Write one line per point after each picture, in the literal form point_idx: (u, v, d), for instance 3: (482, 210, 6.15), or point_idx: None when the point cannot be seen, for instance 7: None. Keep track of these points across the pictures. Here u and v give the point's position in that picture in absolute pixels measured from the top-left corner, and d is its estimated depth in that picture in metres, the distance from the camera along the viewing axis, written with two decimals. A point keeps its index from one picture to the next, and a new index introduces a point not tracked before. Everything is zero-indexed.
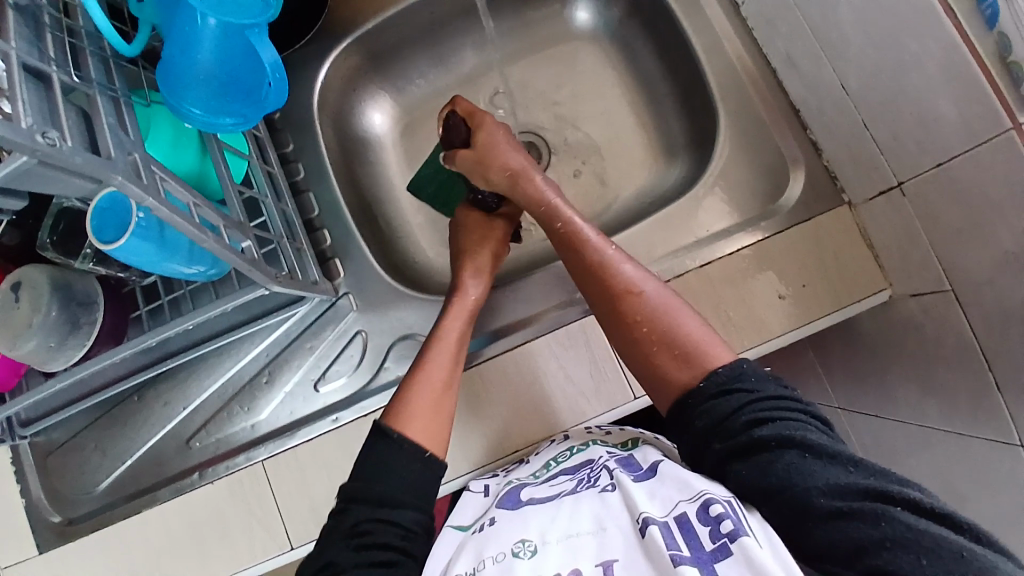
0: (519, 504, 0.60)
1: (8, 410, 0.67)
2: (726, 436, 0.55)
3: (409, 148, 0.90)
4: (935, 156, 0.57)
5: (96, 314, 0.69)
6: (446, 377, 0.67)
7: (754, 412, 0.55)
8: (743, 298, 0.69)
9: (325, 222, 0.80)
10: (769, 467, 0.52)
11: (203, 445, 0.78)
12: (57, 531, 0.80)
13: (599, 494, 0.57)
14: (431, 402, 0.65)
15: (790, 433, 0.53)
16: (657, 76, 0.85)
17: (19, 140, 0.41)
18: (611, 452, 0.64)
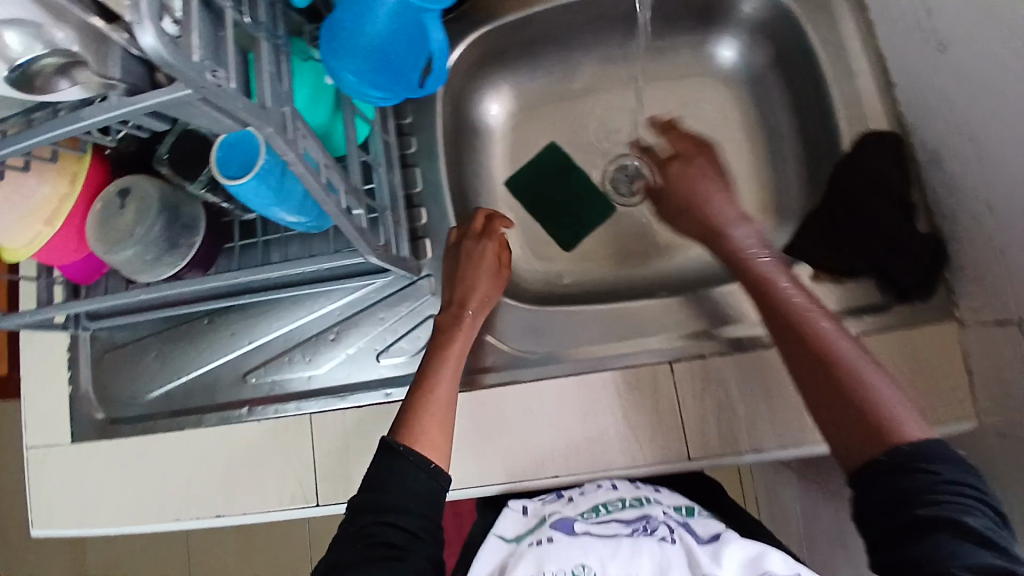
0: (575, 532, 0.60)
1: (91, 305, 0.69)
2: (895, 506, 0.49)
3: (517, 143, 0.89)
4: None
5: (194, 239, 0.70)
6: (444, 400, 0.68)
7: (930, 479, 0.48)
8: None
9: (425, 201, 0.80)
10: (916, 546, 0.47)
11: (258, 382, 0.79)
12: (97, 427, 0.82)
13: (658, 543, 0.57)
14: (429, 424, 0.66)
15: (955, 513, 0.46)
16: (787, 137, 0.82)
17: (189, 72, 0.40)
18: (668, 513, 0.64)
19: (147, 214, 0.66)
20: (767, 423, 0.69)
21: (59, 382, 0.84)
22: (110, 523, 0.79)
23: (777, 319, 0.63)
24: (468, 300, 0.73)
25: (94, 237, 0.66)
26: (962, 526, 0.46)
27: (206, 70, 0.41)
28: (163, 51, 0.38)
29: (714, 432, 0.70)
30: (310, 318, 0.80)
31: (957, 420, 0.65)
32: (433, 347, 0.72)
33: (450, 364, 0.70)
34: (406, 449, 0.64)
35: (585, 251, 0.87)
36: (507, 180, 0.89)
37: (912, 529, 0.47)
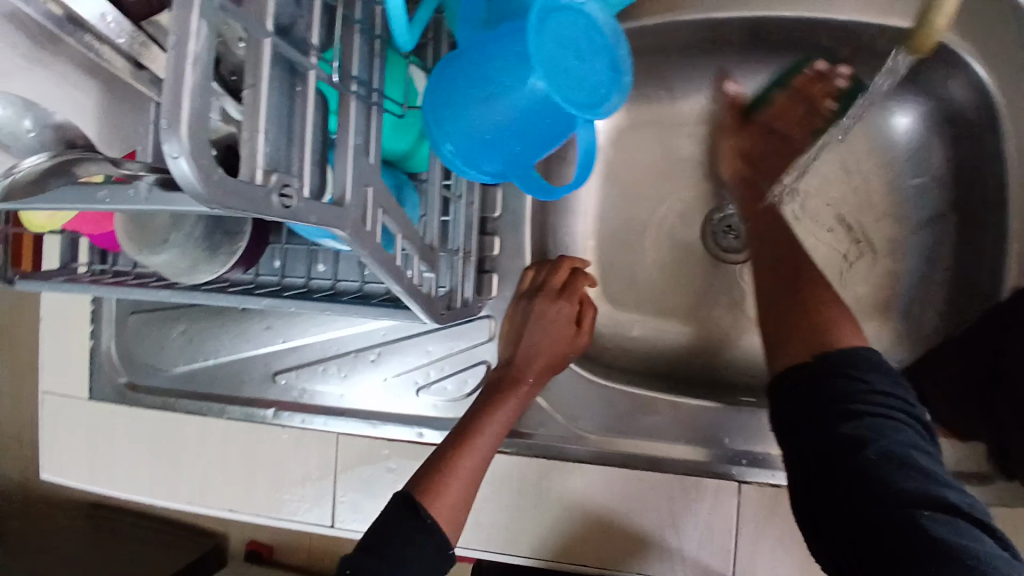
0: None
1: (113, 296, 0.61)
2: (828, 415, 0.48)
3: (619, 164, 0.77)
4: None
5: (238, 243, 0.60)
6: (478, 469, 0.59)
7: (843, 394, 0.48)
8: None
9: (500, 229, 0.69)
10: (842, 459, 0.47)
11: (288, 385, 0.74)
12: (117, 391, 0.78)
13: None
14: (455, 493, 0.57)
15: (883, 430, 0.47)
16: (939, 234, 0.69)
17: (249, 206, 0.28)
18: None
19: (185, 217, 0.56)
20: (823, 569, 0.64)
21: (83, 331, 0.79)
22: (125, 487, 0.79)
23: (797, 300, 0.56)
24: (529, 361, 0.64)
25: (127, 237, 0.57)
26: (879, 445, 0.46)
27: (273, 193, 0.29)
28: (209, 196, 0.26)
29: (764, 563, 0.65)
30: (351, 331, 0.72)
31: None
32: (485, 399, 0.63)
33: (495, 429, 0.61)
34: (434, 523, 0.55)
35: (666, 307, 0.76)
36: (600, 207, 0.77)
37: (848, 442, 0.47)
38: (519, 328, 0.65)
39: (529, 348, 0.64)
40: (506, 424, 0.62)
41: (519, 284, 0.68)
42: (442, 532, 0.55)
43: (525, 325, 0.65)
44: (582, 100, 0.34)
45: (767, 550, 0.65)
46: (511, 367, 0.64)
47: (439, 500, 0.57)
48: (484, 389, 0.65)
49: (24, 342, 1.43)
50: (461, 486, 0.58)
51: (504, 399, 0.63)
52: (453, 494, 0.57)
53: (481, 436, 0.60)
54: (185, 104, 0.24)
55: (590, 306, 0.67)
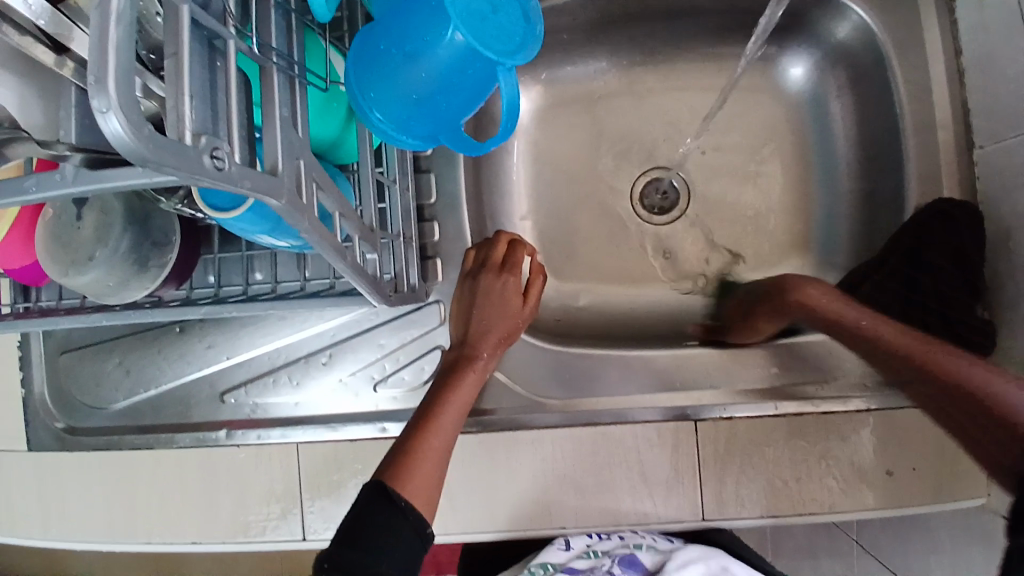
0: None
1: (33, 326, 0.58)
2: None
3: (544, 143, 0.80)
4: None
5: (168, 256, 0.59)
6: (446, 447, 0.58)
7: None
8: (829, 456, 0.67)
9: (438, 213, 0.70)
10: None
11: (239, 403, 0.72)
12: (57, 438, 0.75)
13: None
14: (424, 474, 0.56)
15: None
16: (841, 169, 0.75)
17: (183, 165, 0.28)
18: (615, 556, 0.72)
19: (110, 231, 0.54)
20: (787, 493, 0.67)
21: (12, 379, 0.76)
22: (74, 538, 0.74)
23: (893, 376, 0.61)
24: (480, 338, 0.65)
25: (48, 259, 0.54)
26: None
27: (206, 154, 0.30)
28: (145, 151, 0.26)
29: (731, 499, 0.67)
30: (301, 337, 0.71)
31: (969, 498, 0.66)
32: (444, 376, 0.63)
33: (456, 407, 0.61)
34: (408, 505, 0.53)
35: (606, 273, 0.79)
36: (531, 185, 0.79)
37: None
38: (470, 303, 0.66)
39: (479, 324, 0.65)
40: (467, 402, 0.62)
41: (463, 264, 0.69)
42: (417, 513, 0.54)
43: (475, 304, 0.66)
44: (501, 48, 0.36)
45: (733, 484, 0.67)
46: (466, 343, 0.65)
47: (411, 479, 0.55)
48: (439, 373, 0.64)
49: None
50: (431, 463, 0.57)
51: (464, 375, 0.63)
52: (426, 471, 0.56)
53: (446, 411, 0.60)
54: (112, 59, 0.25)
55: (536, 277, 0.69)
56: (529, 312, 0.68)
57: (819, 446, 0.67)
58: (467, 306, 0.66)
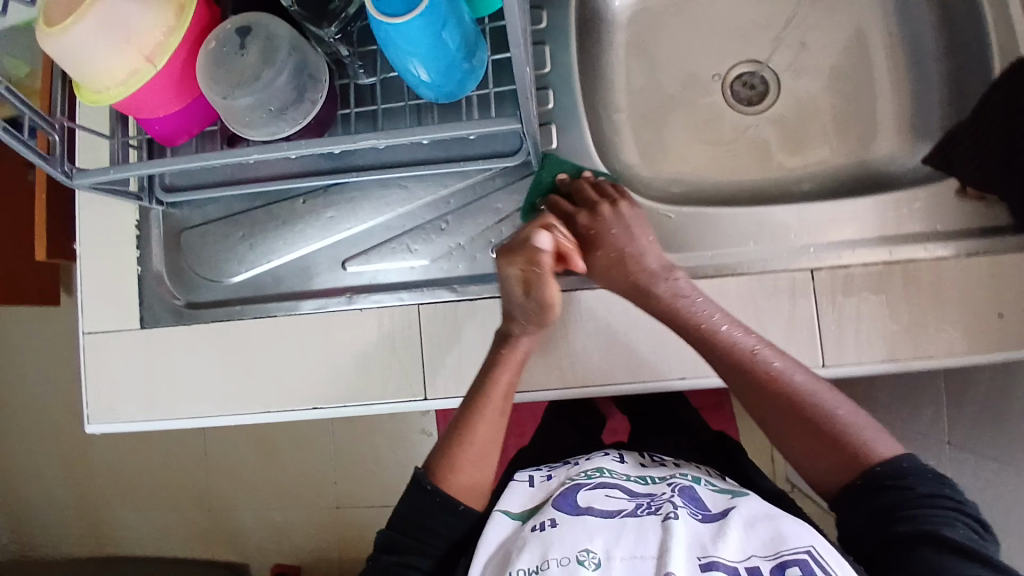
0: (576, 509, 0.58)
1: (196, 163, 0.60)
2: (875, 524, 0.50)
3: (638, 37, 0.84)
4: None
5: (319, 94, 0.63)
6: (488, 436, 0.65)
7: (872, 492, 0.51)
8: (942, 303, 0.66)
9: (551, 83, 0.74)
10: (866, 536, 0.50)
11: (360, 271, 0.74)
12: (175, 312, 0.76)
13: (663, 520, 0.54)
14: (469, 476, 0.63)
15: (934, 527, 0.47)
16: (929, 49, 0.78)
17: None
18: (673, 487, 0.63)
19: (274, 56, 0.59)
20: (906, 339, 0.66)
21: (126, 259, 0.77)
22: (189, 413, 0.74)
23: (732, 369, 0.61)
24: (519, 319, 0.67)
25: (211, 82, 0.58)
26: (940, 538, 0.47)
27: None
28: None
29: (851, 349, 0.67)
30: (418, 205, 0.73)
31: None
32: (491, 357, 0.68)
33: (495, 397, 0.66)
34: (435, 488, 0.61)
35: (700, 158, 0.82)
36: (626, 76, 0.83)
37: (897, 549, 0.48)
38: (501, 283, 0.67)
39: (512, 309, 0.67)
40: (502, 392, 0.66)
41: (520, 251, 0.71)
42: (450, 494, 0.61)
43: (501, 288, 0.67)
44: None
45: (851, 332, 0.67)
46: (506, 325, 0.68)
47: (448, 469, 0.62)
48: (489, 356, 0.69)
49: (63, 339, 1.41)
50: (470, 445, 0.64)
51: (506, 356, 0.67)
52: (467, 450, 0.63)
53: (489, 387, 0.66)
54: None
55: (536, 244, 0.64)
56: (578, 263, 0.69)
57: (936, 294, 0.66)
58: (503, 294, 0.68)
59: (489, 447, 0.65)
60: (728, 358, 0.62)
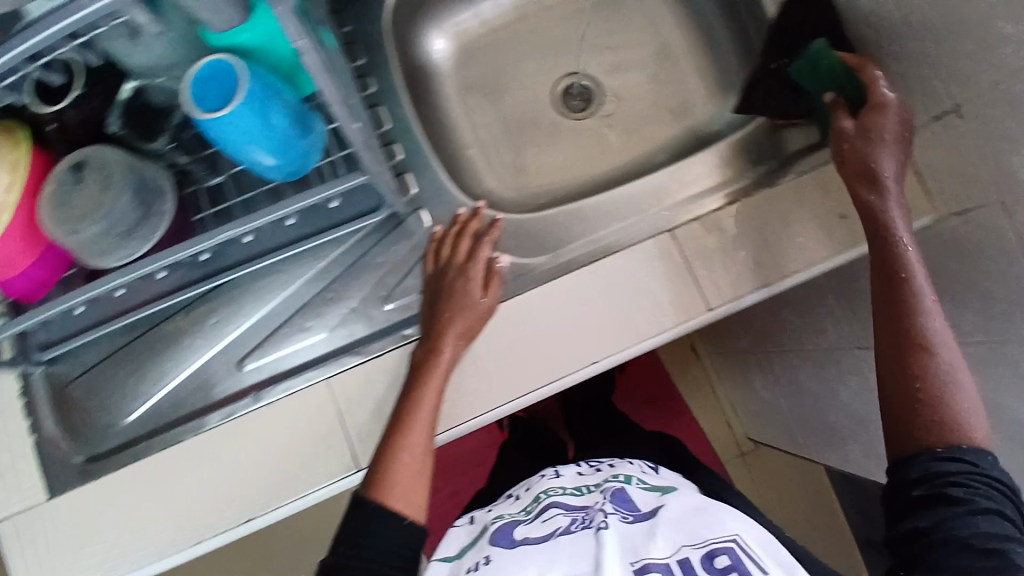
0: (515, 542, 0.64)
1: (66, 304, 0.60)
2: (908, 484, 0.55)
3: (466, 76, 0.90)
4: (999, 75, 0.60)
5: (166, 206, 0.63)
6: (426, 442, 0.65)
7: (916, 458, 0.55)
8: (792, 223, 0.74)
9: (396, 137, 0.79)
10: (899, 492, 0.56)
11: (259, 367, 0.72)
12: (79, 470, 0.71)
13: (593, 533, 0.60)
14: (409, 487, 0.63)
15: (979, 497, 0.52)
16: (712, 20, 0.89)
17: None
18: (605, 494, 0.69)
19: (113, 183, 0.60)
20: (772, 262, 0.73)
21: (15, 432, 0.72)
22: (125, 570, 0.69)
23: (903, 364, 0.58)
24: (454, 328, 0.69)
25: (49, 219, 0.58)
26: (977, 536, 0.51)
27: None
28: None
29: (729, 285, 0.73)
30: (298, 284, 0.74)
31: (920, 217, 0.74)
32: (417, 367, 0.69)
33: (427, 404, 0.66)
34: (382, 505, 0.61)
35: (554, 165, 0.88)
36: (467, 114, 0.89)
37: (928, 507, 0.53)
38: (437, 289, 0.72)
39: (456, 301, 0.70)
40: (435, 401, 0.66)
41: (425, 266, 0.74)
42: (390, 508, 0.61)
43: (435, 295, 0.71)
44: None
45: (725, 271, 0.73)
46: (437, 334, 0.69)
47: (388, 477, 0.63)
48: (414, 368, 0.69)
49: None
50: (410, 456, 0.64)
51: (432, 361, 0.68)
52: (405, 459, 0.64)
53: (422, 391, 0.67)
54: None
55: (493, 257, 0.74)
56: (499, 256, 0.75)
57: (783, 215, 0.74)
58: (432, 299, 0.72)
59: (423, 457, 0.65)
60: (919, 380, 0.57)
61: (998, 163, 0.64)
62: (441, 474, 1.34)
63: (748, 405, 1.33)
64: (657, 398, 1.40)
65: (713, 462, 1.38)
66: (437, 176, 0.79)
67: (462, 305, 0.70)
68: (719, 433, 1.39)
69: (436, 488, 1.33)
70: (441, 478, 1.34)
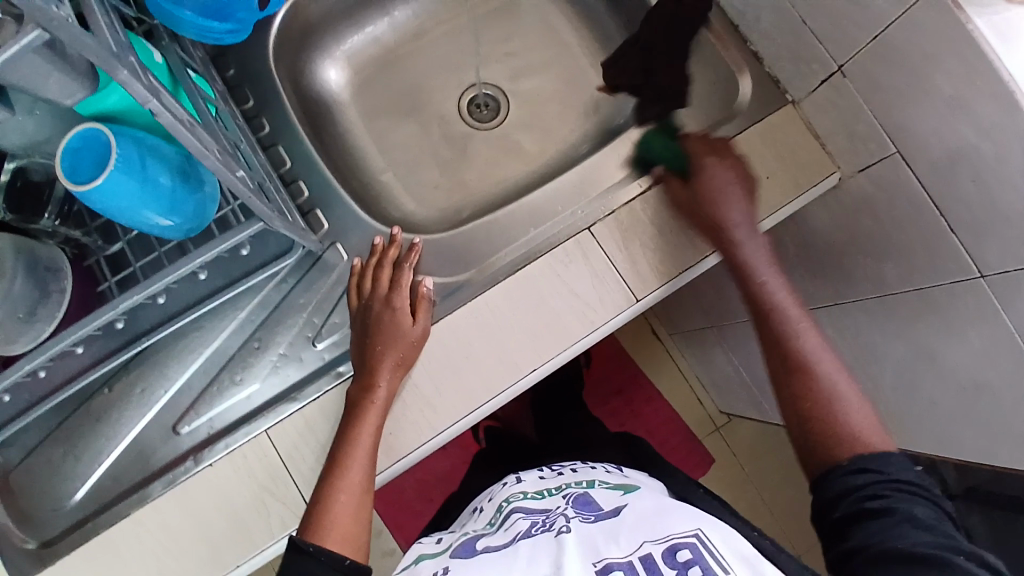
0: (475, 553, 0.62)
1: None
2: (830, 506, 0.56)
3: (368, 103, 0.90)
4: (871, 30, 0.61)
5: (64, 282, 0.64)
6: (364, 481, 0.66)
7: (829, 477, 0.57)
8: None
9: (300, 175, 0.78)
10: (825, 517, 0.57)
11: (195, 428, 0.71)
12: (34, 557, 0.70)
13: (554, 537, 0.59)
14: (350, 528, 0.64)
15: (897, 504, 0.52)
16: (601, 13, 0.89)
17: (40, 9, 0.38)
18: (567, 497, 0.67)
19: (3, 268, 0.59)
20: (689, 244, 0.74)
21: None
22: None
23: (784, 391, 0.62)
24: (387, 358, 0.69)
25: None
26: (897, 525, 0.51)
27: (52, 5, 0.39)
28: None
29: (652, 273, 0.74)
30: (223, 339, 0.73)
31: (825, 179, 0.75)
32: (351, 406, 0.69)
33: (363, 443, 0.66)
34: (318, 547, 0.60)
35: (469, 178, 0.88)
36: (375, 141, 0.89)
37: (848, 522, 0.54)
38: (364, 322, 0.72)
39: (384, 335, 0.69)
40: (372, 439, 0.67)
41: (349, 300, 0.74)
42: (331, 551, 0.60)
43: (362, 330, 0.71)
44: None
45: (647, 259, 0.74)
46: (370, 368, 0.69)
47: (327, 518, 0.63)
48: (348, 405, 0.69)
49: None
50: (345, 499, 0.64)
51: (366, 399, 0.68)
52: (345, 499, 0.64)
53: (357, 431, 0.67)
54: None
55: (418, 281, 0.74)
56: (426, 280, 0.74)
57: None
58: (359, 333, 0.71)
59: (363, 496, 0.66)
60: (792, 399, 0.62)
61: (885, 116, 0.65)
62: (422, 497, 1.32)
63: (712, 379, 1.34)
64: (624, 387, 1.40)
65: (689, 442, 1.38)
66: (350, 208, 0.78)
67: (386, 337, 0.69)
68: (690, 412, 1.40)
69: (418, 512, 1.32)
70: (422, 500, 1.32)
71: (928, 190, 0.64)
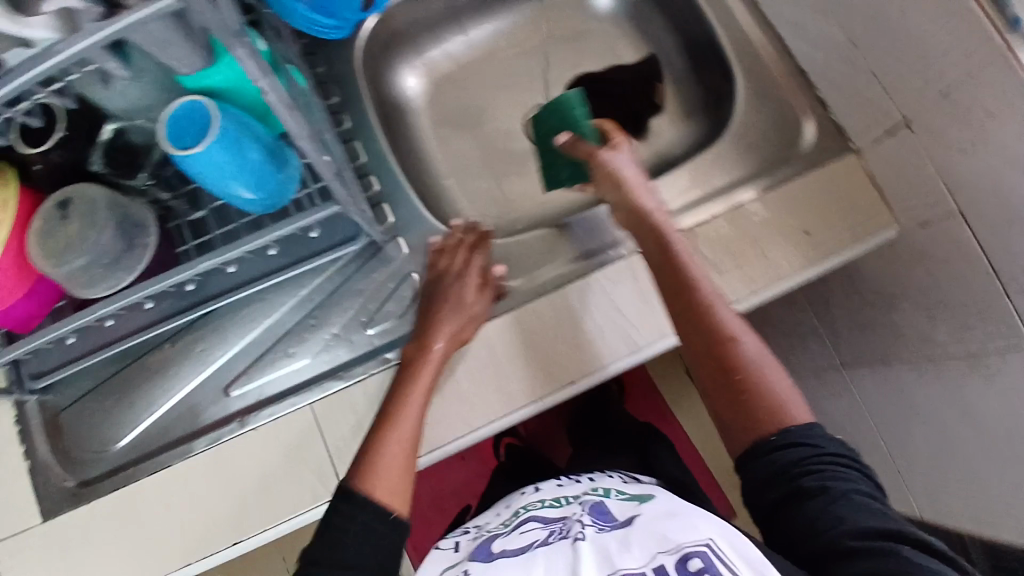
0: (491, 556, 0.62)
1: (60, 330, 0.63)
2: (763, 484, 0.56)
3: (441, 113, 0.95)
4: (940, 85, 0.63)
5: (149, 238, 0.68)
6: (412, 438, 0.67)
7: (758, 453, 0.57)
8: (757, 240, 0.76)
9: (372, 170, 0.82)
10: (760, 496, 0.56)
11: (244, 393, 0.74)
12: (69, 495, 0.72)
13: (570, 542, 0.58)
14: (396, 481, 0.65)
15: (831, 482, 0.53)
16: (674, 51, 0.93)
17: None
18: (584, 505, 0.67)
19: (96, 218, 0.64)
20: (739, 276, 0.75)
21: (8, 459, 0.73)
22: None
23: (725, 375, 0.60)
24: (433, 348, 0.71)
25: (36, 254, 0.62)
26: (833, 501, 0.52)
27: None
28: None
29: None
30: (281, 313, 0.76)
31: (882, 230, 0.74)
32: (406, 371, 0.70)
33: (416, 401, 0.68)
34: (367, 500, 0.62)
35: (529, 192, 0.91)
36: (443, 147, 0.93)
37: (788, 500, 0.54)
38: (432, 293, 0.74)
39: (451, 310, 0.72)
40: (424, 400, 0.68)
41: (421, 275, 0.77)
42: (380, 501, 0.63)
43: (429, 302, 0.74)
44: None
45: None
46: (421, 347, 0.71)
47: (375, 463, 0.64)
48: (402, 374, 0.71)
49: None
50: (395, 451, 0.65)
51: (421, 366, 0.70)
52: (394, 451, 0.66)
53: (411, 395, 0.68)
54: None
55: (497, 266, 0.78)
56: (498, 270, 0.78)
57: (748, 231, 0.76)
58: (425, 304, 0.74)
59: (411, 455, 0.67)
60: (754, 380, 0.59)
61: (945, 172, 0.67)
62: (435, 506, 1.33)
63: None
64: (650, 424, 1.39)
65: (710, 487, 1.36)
66: (414, 205, 0.82)
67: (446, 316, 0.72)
68: (717, 458, 1.37)
69: (429, 521, 1.32)
70: (435, 511, 1.33)
71: (984, 248, 0.64)
